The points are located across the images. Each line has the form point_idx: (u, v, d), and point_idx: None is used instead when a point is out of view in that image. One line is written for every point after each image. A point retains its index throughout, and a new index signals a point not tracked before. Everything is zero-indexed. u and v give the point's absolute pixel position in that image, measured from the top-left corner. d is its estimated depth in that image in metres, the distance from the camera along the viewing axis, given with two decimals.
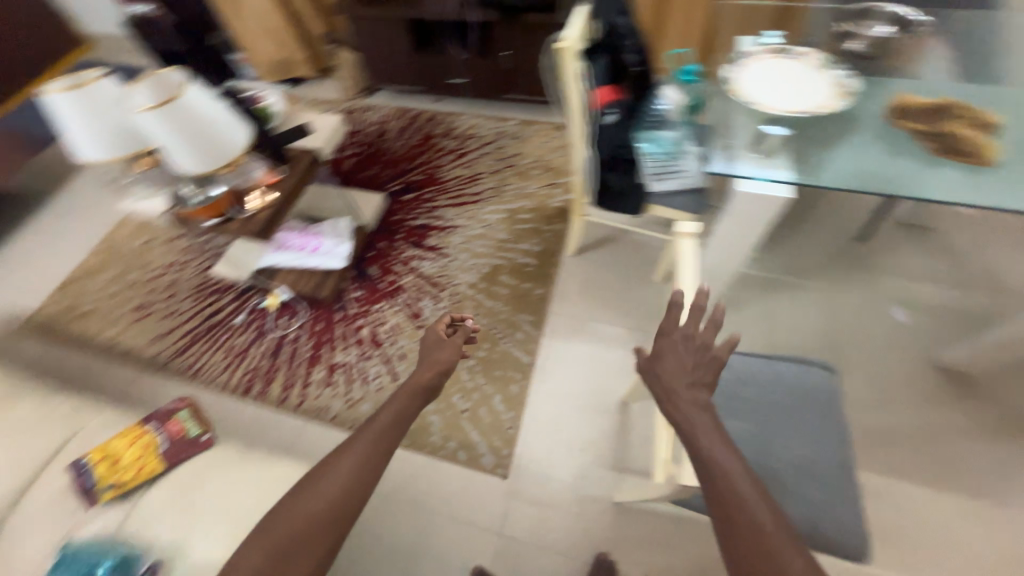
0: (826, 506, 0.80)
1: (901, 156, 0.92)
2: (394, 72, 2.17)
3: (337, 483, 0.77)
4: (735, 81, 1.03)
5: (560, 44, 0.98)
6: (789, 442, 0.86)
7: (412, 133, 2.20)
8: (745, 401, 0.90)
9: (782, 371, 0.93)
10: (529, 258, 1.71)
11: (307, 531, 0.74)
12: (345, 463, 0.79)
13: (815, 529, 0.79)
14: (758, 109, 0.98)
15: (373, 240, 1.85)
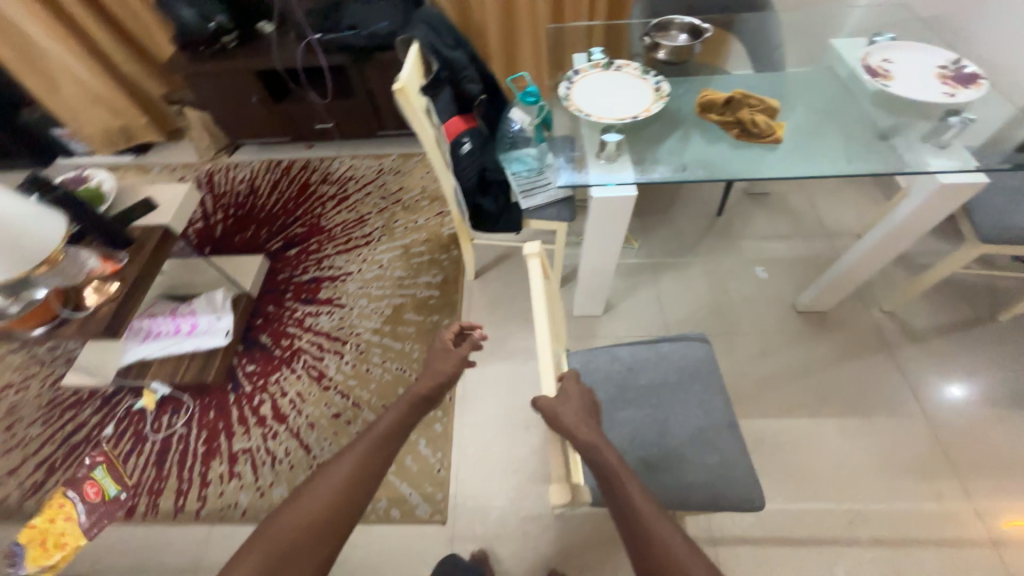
0: (720, 467, 0.88)
1: (715, 143, 1.05)
2: (253, 126, 2.05)
3: (333, 487, 0.70)
4: (571, 96, 1.12)
5: (399, 84, 0.96)
6: (681, 417, 0.93)
7: (286, 185, 2.09)
8: (637, 388, 0.96)
9: (665, 351, 1.00)
10: (431, 290, 1.69)
11: (304, 538, 0.67)
12: (343, 468, 0.72)
13: (715, 491, 0.86)
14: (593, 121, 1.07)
15: (261, 305, 1.71)
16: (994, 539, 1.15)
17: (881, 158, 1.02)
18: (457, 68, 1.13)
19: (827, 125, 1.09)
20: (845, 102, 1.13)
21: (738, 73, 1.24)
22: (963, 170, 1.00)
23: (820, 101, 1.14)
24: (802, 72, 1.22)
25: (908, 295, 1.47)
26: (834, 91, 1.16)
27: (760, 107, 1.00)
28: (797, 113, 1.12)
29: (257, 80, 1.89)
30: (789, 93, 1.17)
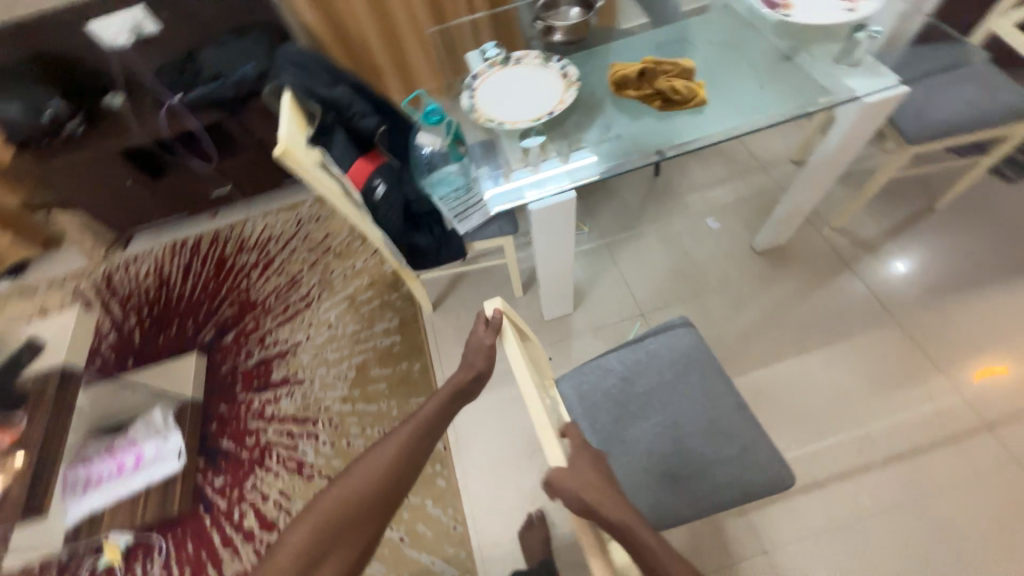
0: (740, 457, 0.84)
1: (641, 118, 0.98)
2: (140, 210, 1.82)
3: (381, 466, 0.61)
4: (477, 106, 1.01)
5: (278, 149, 0.82)
6: (688, 415, 0.89)
7: (199, 265, 1.86)
8: (638, 397, 0.91)
9: (653, 349, 0.95)
10: (392, 337, 1.57)
11: (352, 520, 0.60)
12: (390, 451, 0.62)
13: (746, 483, 0.82)
14: (508, 129, 0.98)
15: (211, 407, 1.52)
16: (987, 422, 1.21)
17: (805, 96, 1.00)
18: (342, 105, 0.97)
19: (746, 70, 1.05)
20: (756, 39, 1.08)
21: (643, 33, 1.17)
22: (884, 87, 0.98)
23: (732, 44, 1.09)
24: (706, 16, 1.16)
25: (852, 210, 1.49)
26: (744, 29, 1.10)
27: (674, 71, 0.93)
28: (713, 63, 1.06)
29: (127, 162, 1.64)
30: (700, 42, 1.10)
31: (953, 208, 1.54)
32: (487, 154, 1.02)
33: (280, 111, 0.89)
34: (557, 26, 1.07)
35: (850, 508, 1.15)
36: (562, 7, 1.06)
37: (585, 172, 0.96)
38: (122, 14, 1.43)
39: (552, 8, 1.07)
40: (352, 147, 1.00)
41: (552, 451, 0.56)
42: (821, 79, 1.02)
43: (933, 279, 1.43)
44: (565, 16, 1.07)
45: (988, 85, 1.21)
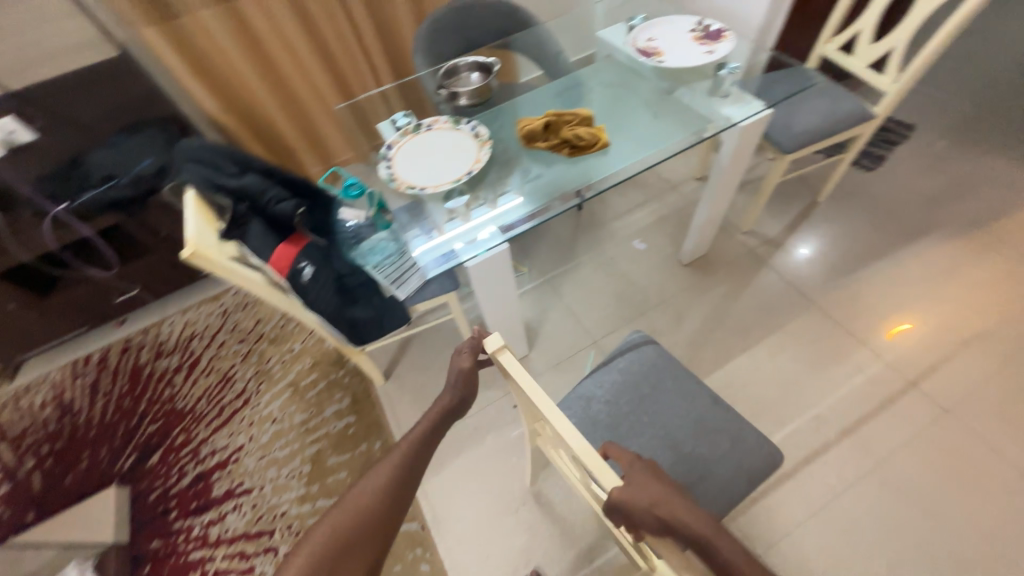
0: (732, 449, 0.90)
1: (555, 164, 1.04)
2: (29, 334, 1.60)
3: (384, 478, 0.71)
4: (395, 174, 1.02)
5: (186, 251, 0.76)
6: (675, 418, 0.93)
7: (109, 382, 1.64)
8: (626, 416, 0.94)
9: (626, 366, 1.01)
10: (346, 418, 1.46)
11: (359, 532, 0.65)
12: (387, 469, 0.72)
13: (744, 469, 0.88)
14: (431, 193, 0.99)
15: (141, 546, 1.30)
16: (910, 380, 1.34)
17: (691, 126, 1.13)
18: (254, 194, 0.94)
19: (638, 110, 1.16)
20: (642, 82, 1.21)
21: (541, 87, 1.26)
22: (751, 112, 1.14)
23: (621, 88, 1.21)
24: (594, 67, 1.29)
25: (755, 213, 1.66)
26: (629, 75, 1.23)
27: (574, 120, 1.00)
28: (609, 107, 1.17)
29: (7, 283, 1.45)
30: (594, 90, 1.21)
31: (834, 198, 1.77)
32: (412, 219, 1.03)
33: (187, 210, 0.85)
34: (461, 91, 1.13)
35: (823, 491, 1.20)
36: (462, 73, 1.13)
37: (513, 220, 0.99)
38: None
39: (453, 75, 1.13)
40: (271, 234, 0.96)
41: (593, 459, 0.56)
42: (702, 110, 1.15)
43: (835, 262, 1.61)
44: (466, 80, 1.14)
45: (832, 96, 1.43)
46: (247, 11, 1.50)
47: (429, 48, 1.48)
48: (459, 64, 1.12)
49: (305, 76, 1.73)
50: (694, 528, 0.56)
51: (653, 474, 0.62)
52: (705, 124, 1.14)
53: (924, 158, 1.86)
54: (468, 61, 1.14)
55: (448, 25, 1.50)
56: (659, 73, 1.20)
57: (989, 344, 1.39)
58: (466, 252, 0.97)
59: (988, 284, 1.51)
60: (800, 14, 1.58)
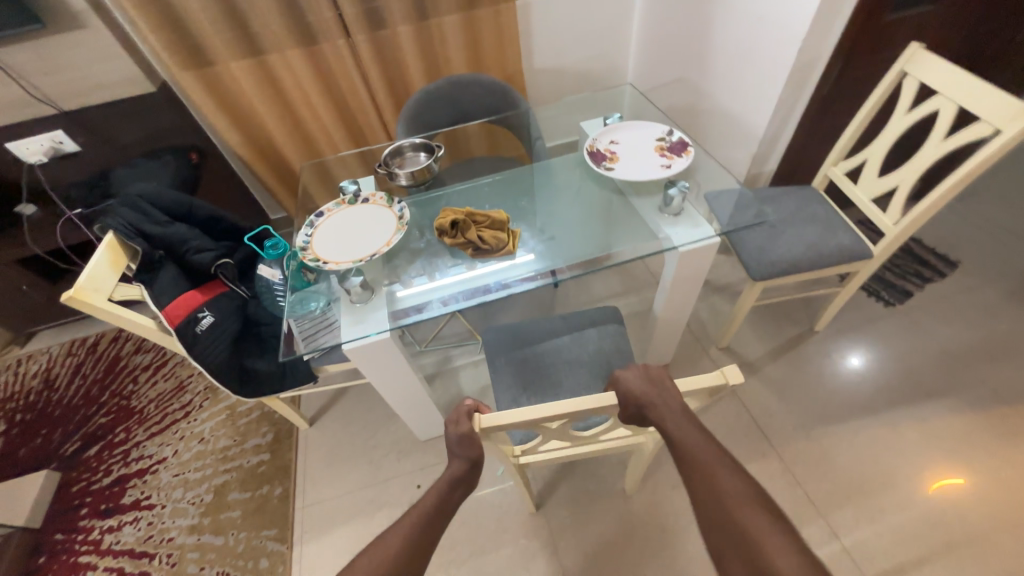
0: (596, 329, 1.15)
1: (465, 266, 1.02)
2: (41, 311, 1.80)
3: (398, 540, 0.72)
4: (308, 246, 1.04)
5: (68, 291, 0.81)
6: (560, 371, 1.09)
7: (90, 366, 1.80)
8: (544, 372, 1.09)
9: (518, 353, 1.13)
10: (262, 455, 1.47)
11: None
12: (403, 530, 0.74)
13: (617, 330, 1.15)
14: (331, 268, 0.99)
15: (45, 535, 1.37)
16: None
17: (628, 242, 1.07)
18: (174, 242, 1.00)
19: (578, 221, 1.16)
20: (590, 192, 1.22)
21: (496, 179, 1.31)
22: (700, 238, 1.04)
23: (567, 196, 1.23)
24: (553, 169, 1.33)
25: (733, 331, 1.50)
26: (582, 183, 1.24)
27: (485, 222, 0.99)
28: (549, 213, 1.19)
29: (21, 267, 1.65)
30: (544, 194, 1.25)
31: (833, 331, 1.57)
32: (333, 284, 1.06)
33: (104, 248, 0.91)
34: (399, 172, 1.14)
35: None
36: (407, 151, 1.15)
37: (409, 311, 0.97)
38: (39, 136, 1.52)
39: (399, 154, 1.16)
40: (180, 280, 1.01)
41: (594, 399, 0.70)
42: (645, 229, 1.10)
43: (815, 409, 1.40)
44: (411, 158, 1.16)
45: (826, 225, 1.29)
46: (274, 64, 1.66)
47: (416, 117, 1.52)
48: (403, 143, 1.15)
49: (322, 124, 1.87)
50: (643, 402, 0.74)
51: (632, 375, 0.78)
52: (647, 241, 1.08)
53: (960, 305, 1.60)
54: (415, 143, 1.16)
55: (442, 98, 1.54)
56: (608, 185, 1.19)
57: (983, 558, 1.12)
58: (350, 338, 0.95)
59: (1012, 480, 1.22)
60: (815, 130, 1.46)
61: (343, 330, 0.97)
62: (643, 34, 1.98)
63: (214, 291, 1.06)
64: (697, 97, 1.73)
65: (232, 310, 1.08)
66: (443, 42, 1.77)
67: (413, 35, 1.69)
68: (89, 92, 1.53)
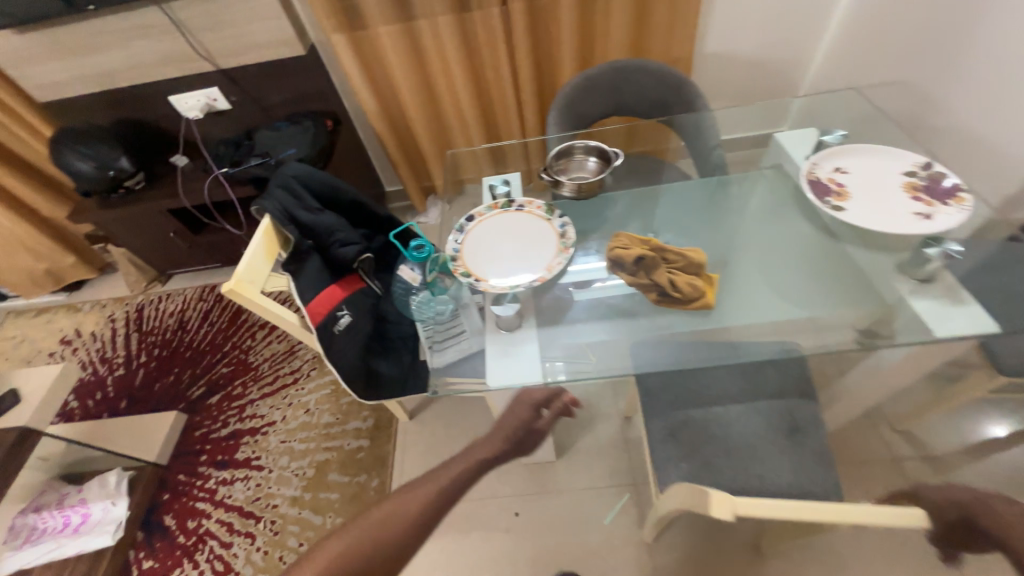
0: (779, 372, 0.94)
1: (642, 322, 0.89)
2: (181, 256, 1.93)
3: (415, 503, 0.67)
4: (458, 256, 0.92)
5: (229, 283, 0.77)
6: (737, 444, 0.88)
7: (216, 314, 1.91)
8: (710, 416, 0.91)
9: (680, 412, 0.92)
10: (363, 441, 1.46)
11: (386, 541, 0.62)
12: (422, 494, 0.68)
13: (807, 377, 0.93)
14: (484, 288, 0.87)
15: (170, 474, 1.48)
16: None
17: (828, 316, 0.86)
18: (323, 233, 0.93)
19: (772, 265, 0.94)
20: (787, 228, 0.99)
21: (661, 193, 1.14)
22: (965, 330, 0.76)
23: (753, 227, 1.01)
24: (729, 190, 1.12)
25: (925, 416, 1.19)
26: (775, 215, 1.02)
27: (678, 263, 0.90)
28: (732, 246, 0.98)
29: (170, 218, 1.73)
30: (719, 221, 1.05)
31: None
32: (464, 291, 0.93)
33: (260, 235, 0.86)
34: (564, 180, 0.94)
35: None
36: (575, 154, 0.97)
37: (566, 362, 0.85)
38: (198, 91, 1.57)
39: (566, 157, 0.98)
40: (324, 275, 0.94)
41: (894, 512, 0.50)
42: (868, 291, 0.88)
43: None
44: (578, 164, 0.97)
45: None
46: (422, 32, 1.55)
47: (569, 106, 1.32)
48: (572, 145, 0.97)
49: (455, 97, 1.75)
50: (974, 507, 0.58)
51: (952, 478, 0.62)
52: (870, 307, 0.85)
53: None
54: (588, 145, 0.97)
55: (602, 85, 1.32)
56: (818, 226, 0.96)
57: None
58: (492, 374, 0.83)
59: None
60: None
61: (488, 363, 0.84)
62: (852, 15, 1.57)
63: (353, 286, 0.99)
64: (926, 109, 1.34)
65: (365, 311, 0.99)
66: (603, 15, 1.53)
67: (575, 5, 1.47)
68: (245, 51, 1.51)
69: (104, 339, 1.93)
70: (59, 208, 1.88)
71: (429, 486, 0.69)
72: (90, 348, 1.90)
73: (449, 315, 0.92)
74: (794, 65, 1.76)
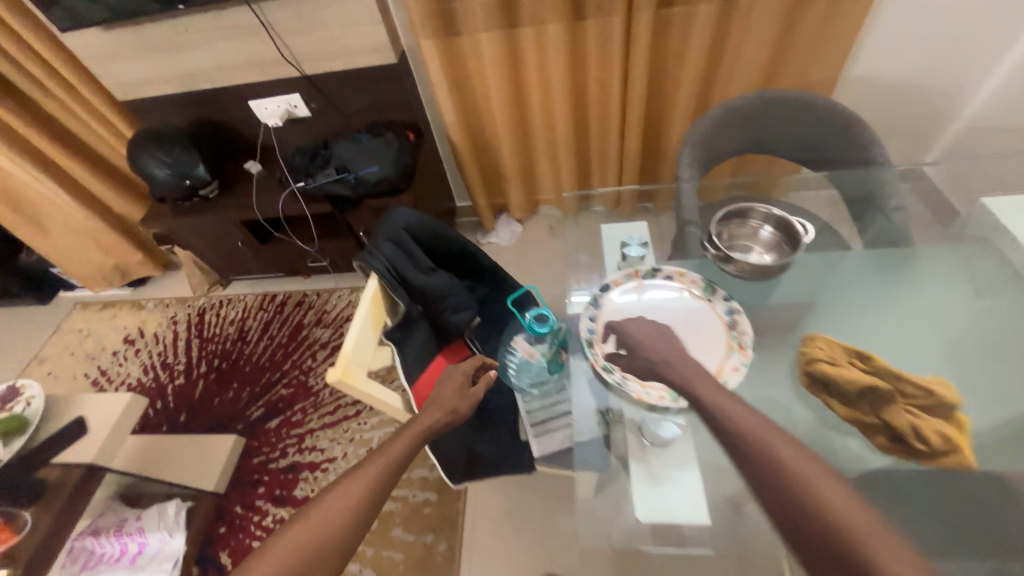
0: None
1: None
2: (245, 264, 1.85)
3: (348, 503, 0.61)
4: (598, 341, 0.75)
5: (333, 378, 0.63)
6: None
7: (277, 327, 1.82)
8: None
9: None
10: (431, 494, 1.33)
11: (322, 547, 0.58)
12: (355, 490, 0.62)
13: None
14: (633, 396, 0.71)
15: (227, 505, 1.41)
16: None
17: None
18: (435, 298, 0.80)
19: (1000, 381, 0.76)
20: (1012, 331, 0.81)
21: (822, 263, 0.94)
22: None
23: (964, 327, 0.82)
24: (919, 270, 0.92)
25: None
26: (987, 313, 0.84)
27: (918, 399, 0.68)
28: (942, 353, 0.79)
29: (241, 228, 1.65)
30: (915, 315, 0.85)
31: None
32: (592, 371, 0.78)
33: (364, 304, 0.71)
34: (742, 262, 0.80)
35: None
36: (745, 219, 0.80)
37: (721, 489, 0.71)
38: (278, 97, 1.47)
39: (739, 219, 0.80)
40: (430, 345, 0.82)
41: None
42: None
43: None
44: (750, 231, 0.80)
45: None
46: (525, 39, 1.39)
47: (706, 143, 1.10)
48: (745, 207, 0.79)
49: (549, 112, 1.58)
50: None
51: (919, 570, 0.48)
52: None
53: None
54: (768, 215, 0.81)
55: (747, 118, 1.11)
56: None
57: None
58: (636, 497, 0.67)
59: None
60: None
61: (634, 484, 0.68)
62: None
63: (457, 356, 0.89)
64: None
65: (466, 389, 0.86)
66: (741, 30, 1.31)
67: (710, 18, 1.27)
68: (333, 56, 1.39)
69: (165, 342, 1.88)
70: (131, 206, 1.84)
71: (360, 479, 0.63)
72: (152, 351, 1.87)
73: (548, 388, 0.91)
74: (960, 92, 1.47)
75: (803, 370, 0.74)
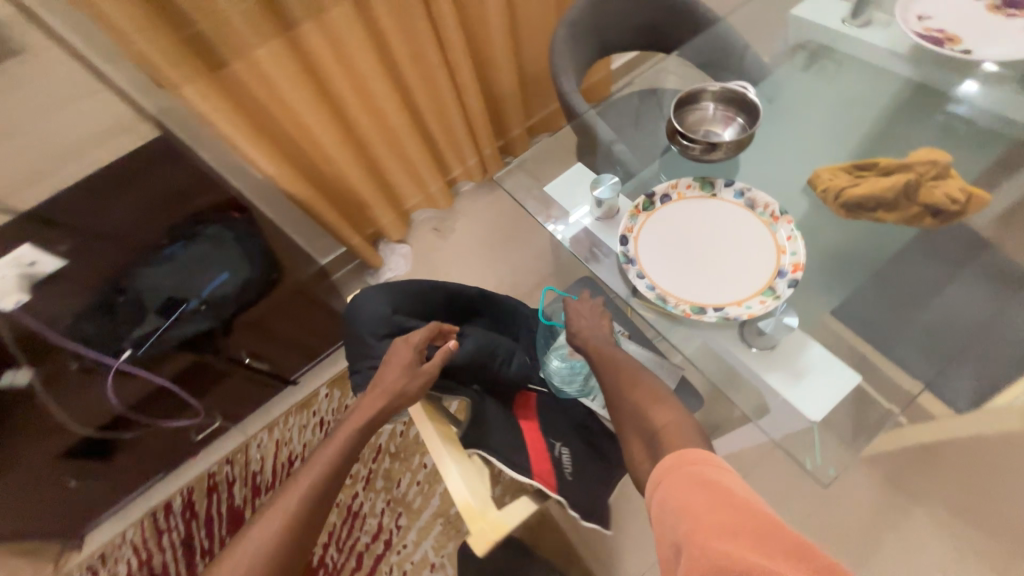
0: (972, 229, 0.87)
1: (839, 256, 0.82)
2: (96, 491, 1.25)
3: (297, 497, 0.61)
4: (667, 294, 0.68)
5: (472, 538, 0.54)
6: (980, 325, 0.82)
7: (205, 534, 1.32)
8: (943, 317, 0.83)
9: (913, 321, 0.83)
10: (523, 551, 1.18)
11: (277, 546, 0.58)
12: (306, 483, 0.62)
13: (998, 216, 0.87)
14: (745, 317, 0.65)
15: None
16: None
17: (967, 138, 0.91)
18: (483, 365, 0.72)
19: (892, 136, 0.92)
20: (886, 95, 0.96)
21: None
22: None
23: (843, 111, 0.97)
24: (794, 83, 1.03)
25: None
26: (855, 87, 0.99)
27: (925, 172, 0.78)
28: (847, 142, 0.93)
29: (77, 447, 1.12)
30: (812, 120, 0.96)
31: None
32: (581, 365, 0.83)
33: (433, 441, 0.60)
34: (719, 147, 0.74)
35: None
36: (703, 103, 0.77)
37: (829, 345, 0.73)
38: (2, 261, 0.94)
39: (691, 107, 0.77)
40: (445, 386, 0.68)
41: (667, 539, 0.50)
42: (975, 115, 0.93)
43: None
44: (705, 113, 0.78)
45: None
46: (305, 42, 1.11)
47: (572, 65, 1.07)
48: (702, 87, 0.76)
49: (374, 110, 1.35)
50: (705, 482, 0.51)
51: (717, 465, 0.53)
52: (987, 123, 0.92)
53: None
54: (719, 94, 0.76)
55: (587, 29, 1.10)
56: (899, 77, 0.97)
57: None
58: (778, 404, 0.67)
59: None
60: None
61: (773, 393, 0.66)
62: None
63: (530, 409, 0.78)
64: None
65: (562, 433, 0.77)
66: None
67: None
68: (60, 160, 0.97)
69: None
70: None
71: (311, 476, 0.63)
72: None
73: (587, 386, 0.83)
74: None
75: (835, 206, 0.81)
